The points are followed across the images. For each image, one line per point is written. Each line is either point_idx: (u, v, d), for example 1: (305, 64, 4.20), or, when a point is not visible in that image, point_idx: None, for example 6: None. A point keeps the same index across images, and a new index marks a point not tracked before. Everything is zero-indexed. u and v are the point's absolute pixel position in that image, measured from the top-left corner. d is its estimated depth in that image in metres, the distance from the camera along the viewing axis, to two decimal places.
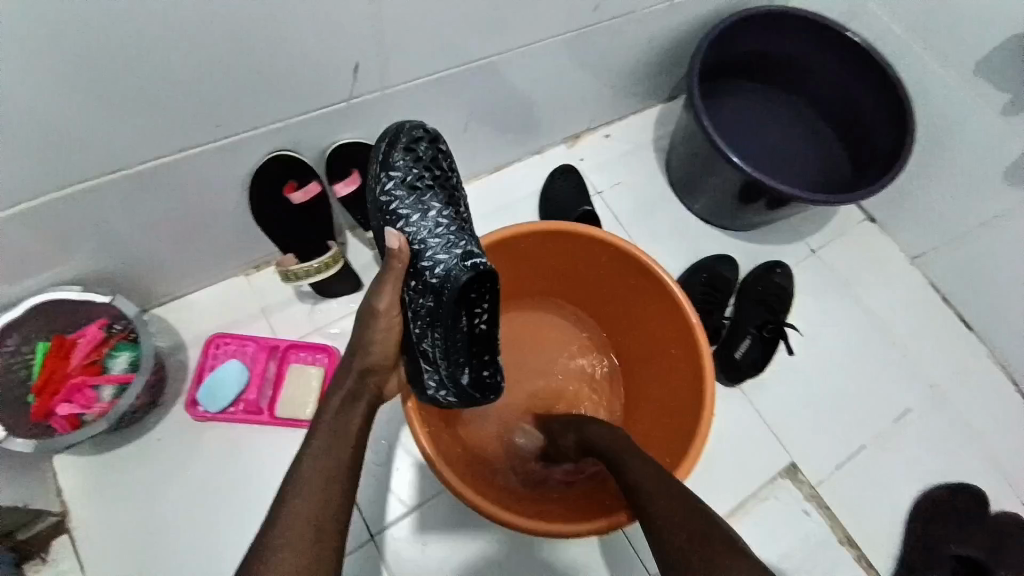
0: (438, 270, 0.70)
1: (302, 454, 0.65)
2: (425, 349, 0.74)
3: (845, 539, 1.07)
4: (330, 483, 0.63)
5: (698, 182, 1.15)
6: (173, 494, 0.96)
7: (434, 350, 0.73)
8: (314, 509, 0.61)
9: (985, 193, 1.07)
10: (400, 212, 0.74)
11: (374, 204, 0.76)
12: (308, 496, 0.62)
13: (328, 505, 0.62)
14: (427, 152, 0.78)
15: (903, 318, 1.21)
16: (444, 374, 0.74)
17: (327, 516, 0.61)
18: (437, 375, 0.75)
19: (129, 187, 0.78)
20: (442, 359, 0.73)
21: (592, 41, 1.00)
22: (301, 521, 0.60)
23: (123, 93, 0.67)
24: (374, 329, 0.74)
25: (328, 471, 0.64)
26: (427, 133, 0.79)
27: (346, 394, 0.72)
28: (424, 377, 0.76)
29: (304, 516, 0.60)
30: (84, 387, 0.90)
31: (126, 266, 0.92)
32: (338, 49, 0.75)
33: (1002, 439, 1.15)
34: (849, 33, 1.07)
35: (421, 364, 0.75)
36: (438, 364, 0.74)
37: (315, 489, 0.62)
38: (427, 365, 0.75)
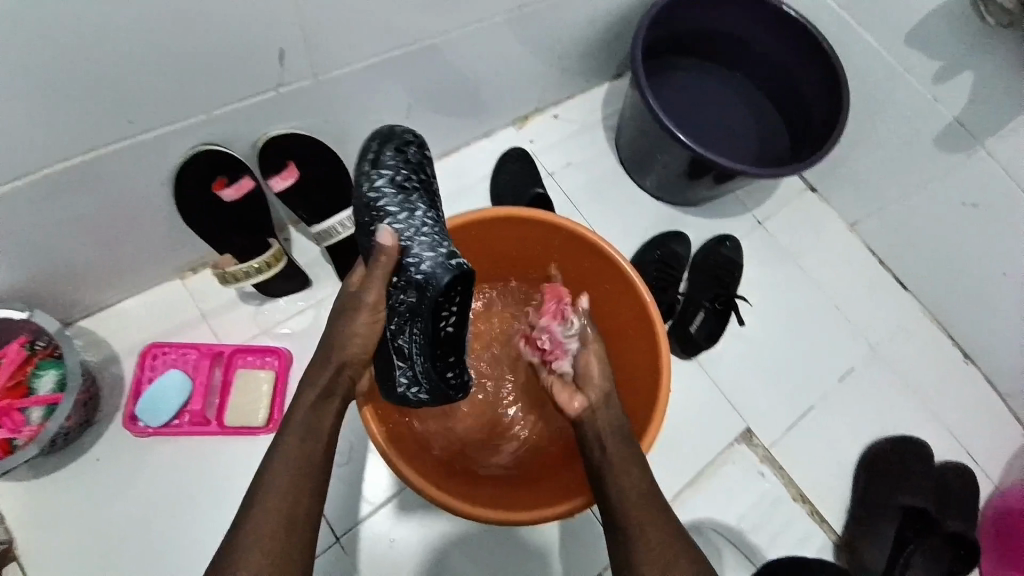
0: (423, 267, 0.65)
1: (272, 451, 0.64)
2: (400, 346, 0.69)
3: (798, 495, 1.11)
4: (300, 486, 0.62)
5: (648, 159, 1.15)
6: (118, 516, 0.90)
7: (412, 346, 0.69)
8: (283, 507, 0.61)
9: (916, 160, 1.11)
10: (389, 208, 0.69)
11: (358, 195, 0.70)
12: (278, 499, 0.61)
13: (299, 504, 0.61)
14: (415, 156, 0.75)
15: (845, 283, 1.26)
16: (417, 371, 0.70)
17: (297, 519, 0.61)
18: (411, 371, 0.70)
19: (42, 191, 0.71)
20: (418, 356, 0.69)
21: (533, 19, 0.97)
22: (269, 525, 0.59)
23: (22, 90, 0.60)
24: (355, 322, 0.69)
25: (298, 473, 0.63)
26: (416, 137, 0.77)
27: (322, 389, 0.68)
28: (396, 373, 0.71)
29: (271, 521, 0.60)
30: (12, 410, 0.82)
31: (43, 279, 0.85)
32: (264, 33, 0.70)
33: (936, 392, 1.21)
34: (784, 7, 1.08)
35: (393, 360, 0.71)
36: (413, 362, 0.70)
37: (283, 491, 0.61)
38: (401, 361, 0.70)
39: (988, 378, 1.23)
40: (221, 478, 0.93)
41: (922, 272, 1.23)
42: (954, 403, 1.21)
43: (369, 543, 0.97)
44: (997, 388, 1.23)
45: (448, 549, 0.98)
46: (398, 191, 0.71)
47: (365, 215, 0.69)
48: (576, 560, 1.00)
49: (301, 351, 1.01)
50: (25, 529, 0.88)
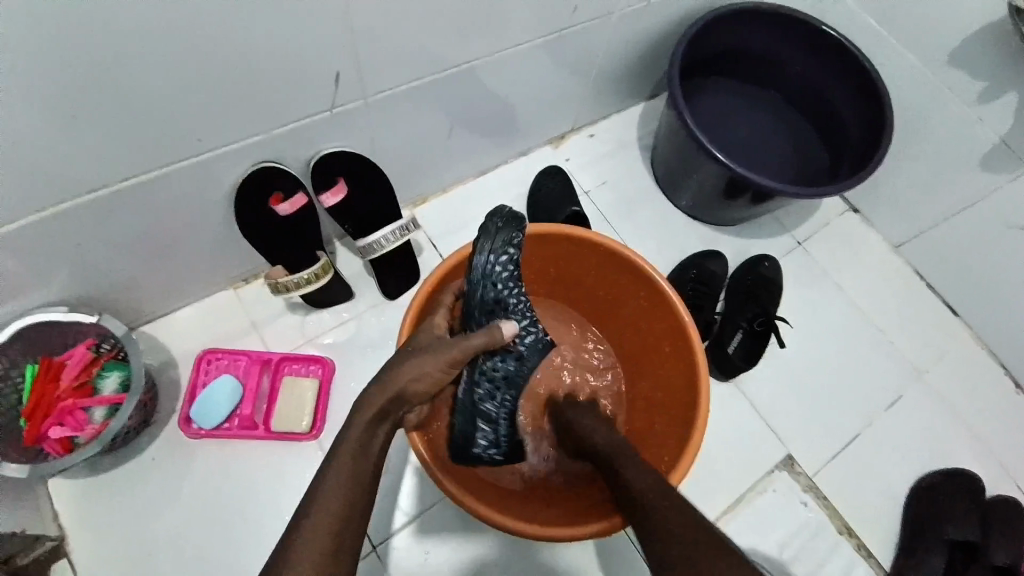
0: (528, 339, 0.83)
1: (326, 463, 0.61)
2: (486, 408, 0.82)
3: (842, 528, 1.08)
4: (352, 498, 0.60)
5: (684, 179, 1.16)
6: (167, 514, 0.94)
7: (500, 413, 0.83)
8: (333, 518, 0.58)
9: (961, 180, 1.09)
10: (507, 293, 0.78)
11: (475, 274, 0.76)
12: (329, 509, 0.58)
13: (350, 512, 0.59)
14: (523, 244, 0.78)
15: (888, 306, 1.23)
16: (498, 434, 0.83)
17: (344, 528, 0.58)
18: (494, 435, 0.83)
19: (115, 204, 0.77)
20: (501, 419, 0.83)
21: (571, 43, 1.01)
22: (318, 531, 0.57)
23: (103, 111, 0.66)
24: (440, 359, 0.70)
25: (350, 488, 0.60)
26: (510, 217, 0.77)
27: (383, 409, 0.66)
28: (477, 436, 0.82)
29: (320, 528, 0.57)
30: (74, 409, 0.89)
31: (111, 287, 0.91)
32: (318, 59, 0.75)
33: (988, 422, 1.17)
34: (821, 28, 1.09)
35: (478, 423, 0.82)
36: (497, 424, 0.83)
37: (336, 499, 0.59)
38: (486, 424, 0.82)
39: None
40: (265, 482, 0.97)
41: (969, 296, 1.20)
42: (1007, 434, 1.16)
43: (404, 553, 0.99)
44: None
45: (481, 564, 1.00)
46: (512, 281, 0.78)
47: (482, 292, 0.77)
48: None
49: (343, 361, 1.05)
50: (85, 523, 0.93)
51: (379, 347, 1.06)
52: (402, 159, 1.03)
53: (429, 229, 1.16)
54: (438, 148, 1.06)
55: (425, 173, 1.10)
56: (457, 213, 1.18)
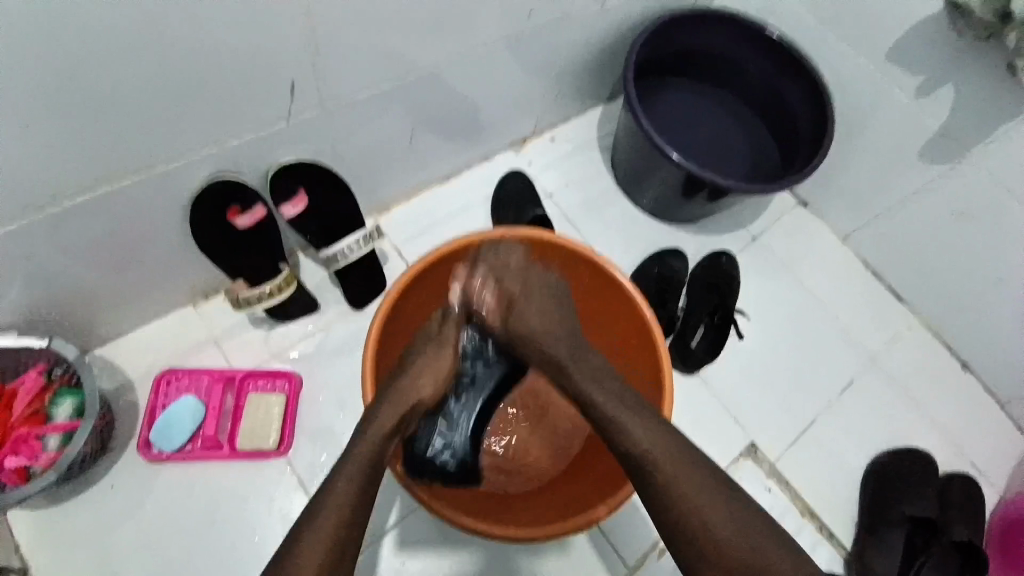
0: (491, 353, 0.93)
1: (334, 474, 0.63)
2: (449, 412, 0.90)
3: (805, 509, 1.12)
4: (357, 508, 0.61)
5: (644, 178, 1.18)
6: (132, 541, 0.90)
7: (461, 417, 0.91)
8: (336, 525, 0.59)
9: (902, 172, 1.15)
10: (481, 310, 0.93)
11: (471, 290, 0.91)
12: (334, 519, 0.59)
13: (359, 512, 0.61)
14: None
15: (841, 295, 1.29)
16: (456, 436, 0.89)
17: (354, 528, 0.60)
18: (449, 438, 0.88)
19: (66, 219, 0.74)
20: (462, 425, 0.90)
21: (529, 47, 1.02)
22: (331, 526, 0.58)
23: (51, 121, 0.63)
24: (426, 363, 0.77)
25: (356, 500, 0.61)
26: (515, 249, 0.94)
27: (388, 420, 0.70)
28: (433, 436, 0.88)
29: (334, 519, 0.59)
30: (29, 437, 0.84)
31: (61, 308, 0.87)
32: (276, 65, 0.73)
33: (935, 401, 1.23)
34: (768, 30, 1.13)
35: (437, 424, 0.88)
36: (455, 429, 0.89)
37: (349, 500, 0.61)
38: (444, 429, 0.89)
39: (986, 384, 1.25)
40: (235, 501, 0.94)
41: (914, 282, 1.26)
42: (955, 411, 1.22)
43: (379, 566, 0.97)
44: (995, 394, 1.24)
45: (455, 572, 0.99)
46: None
47: None
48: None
49: (310, 374, 1.02)
50: (42, 556, 0.88)
51: (347, 358, 1.05)
52: (364, 166, 1.01)
53: (394, 237, 1.15)
54: (400, 154, 1.05)
55: (387, 181, 1.09)
56: (421, 220, 1.17)
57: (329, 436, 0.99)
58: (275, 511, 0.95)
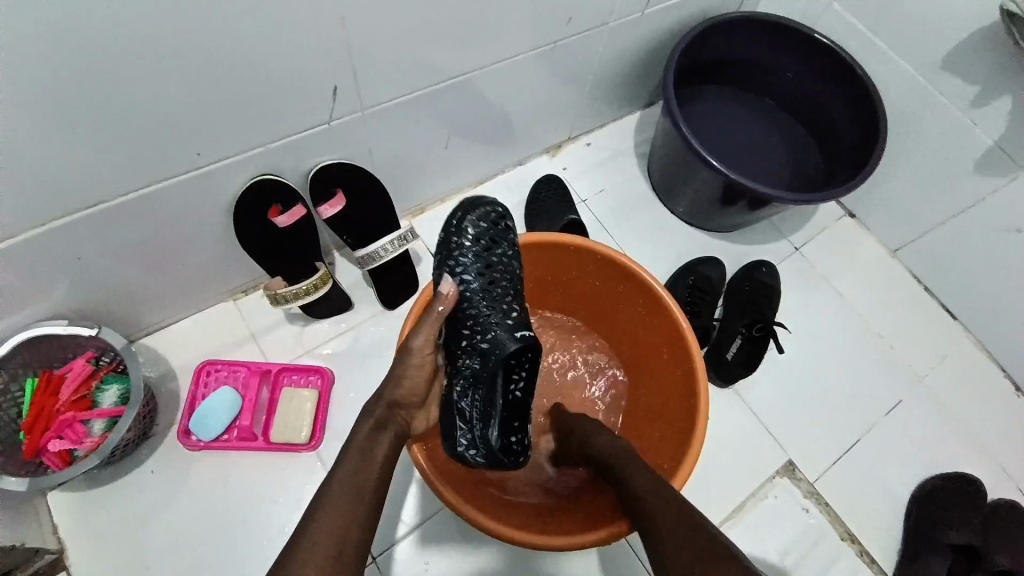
0: (489, 334, 0.78)
1: (331, 477, 0.65)
2: (463, 407, 0.77)
3: (844, 532, 1.08)
4: (354, 505, 0.63)
5: (681, 186, 1.17)
6: (168, 525, 0.94)
7: (473, 410, 0.76)
8: (335, 528, 0.60)
9: (956, 184, 1.10)
10: (464, 276, 0.80)
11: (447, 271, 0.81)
12: (332, 522, 0.60)
13: (359, 497, 0.63)
14: (481, 229, 0.83)
15: (886, 310, 1.24)
16: (478, 433, 0.76)
17: (358, 521, 0.62)
18: (471, 434, 0.76)
19: (115, 217, 0.78)
20: (478, 420, 0.76)
21: (566, 53, 1.02)
22: (332, 522, 0.60)
23: (103, 124, 0.67)
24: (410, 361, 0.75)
25: (349, 499, 0.63)
26: (498, 211, 0.85)
27: (379, 417, 0.71)
28: (456, 435, 0.77)
29: (335, 515, 0.61)
30: (74, 422, 0.89)
31: (110, 300, 0.91)
32: (316, 71, 0.75)
33: (986, 424, 1.17)
34: (816, 36, 1.09)
35: (455, 420, 0.77)
36: (473, 423, 0.76)
37: (349, 494, 0.63)
38: (464, 423, 0.76)
39: None
40: (266, 493, 0.97)
41: (966, 299, 1.20)
42: (1007, 437, 1.16)
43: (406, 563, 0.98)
44: None
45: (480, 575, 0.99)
46: (475, 264, 0.81)
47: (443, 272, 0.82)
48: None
49: (341, 370, 1.05)
50: (86, 536, 0.93)
51: (377, 357, 1.06)
52: (399, 169, 1.03)
53: (426, 239, 1.16)
54: (436, 158, 1.06)
55: (423, 183, 1.11)
56: None
57: None
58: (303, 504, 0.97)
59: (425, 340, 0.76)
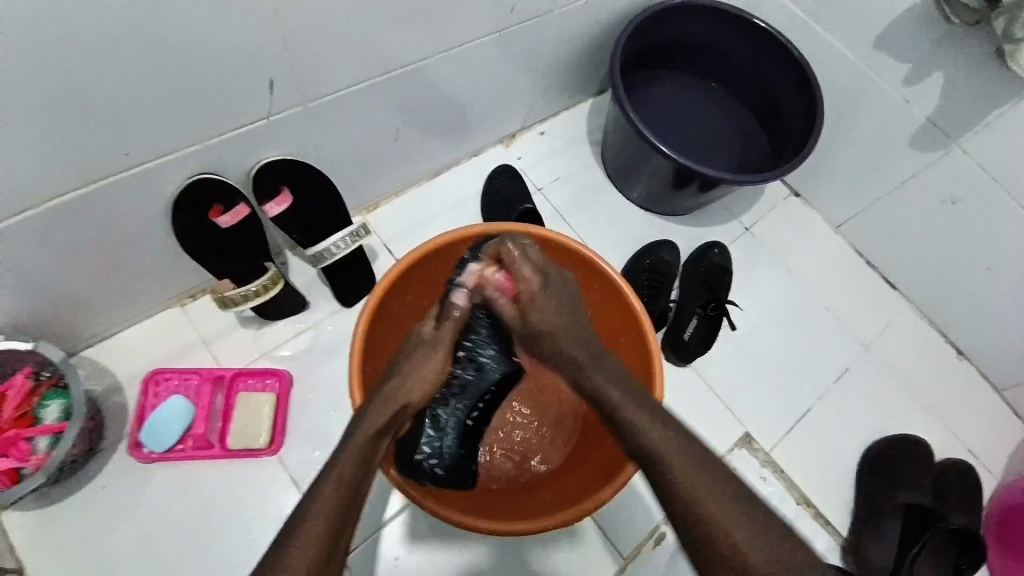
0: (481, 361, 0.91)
1: (326, 469, 0.63)
2: (438, 416, 0.87)
3: (800, 499, 1.12)
4: (348, 506, 0.60)
5: (634, 171, 1.18)
6: (123, 541, 0.91)
7: (449, 422, 0.87)
8: (324, 529, 0.58)
9: (894, 158, 1.14)
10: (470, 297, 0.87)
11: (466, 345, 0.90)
12: (322, 520, 0.58)
13: (349, 511, 0.61)
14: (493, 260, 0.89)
15: (832, 284, 1.28)
16: (442, 445, 0.85)
17: (344, 533, 0.59)
18: (438, 444, 0.85)
19: (47, 224, 0.74)
20: (450, 430, 0.87)
21: (514, 40, 1.01)
22: (318, 528, 0.57)
23: (28, 123, 0.63)
24: (420, 368, 0.77)
25: (344, 496, 0.61)
26: None
27: (378, 421, 0.69)
28: (420, 442, 0.84)
29: (322, 520, 0.58)
30: (18, 440, 0.84)
31: (46, 311, 0.87)
32: (255, 62, 0.73)
33: (929, 388, 1.22)
34: (756, 19, 1.12)
35: (424, 430, 0.85)
36: (443, 434, 0.86)
37: (339, 498, 0.60)
38: (432, 432, 0.85)
39: (982, 371, 1.24)
40: (228, 501, 0.94)
41: (909, 271, 1.25)
42: (952, 401, 1.22)
43: (378, 560, 0.97)
44: (991, 381, 1.24)
45: (456, 564, 0.99)
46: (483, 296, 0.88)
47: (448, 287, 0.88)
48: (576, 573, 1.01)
49: (301, 372, 1.02)
50: (35, 559, 0.88)
51: (338, 356, 1.04)
52: (349, 164, 1.01)
53: (382, 234, 1.14)
54: (387, 151, 1.05)
55: (374, 177, 1.09)
56: (410, 216, 1.17)
57: (319, 434, 0.99)
58: (267, 510, 0.95)
59: (439, 357, 0.79)
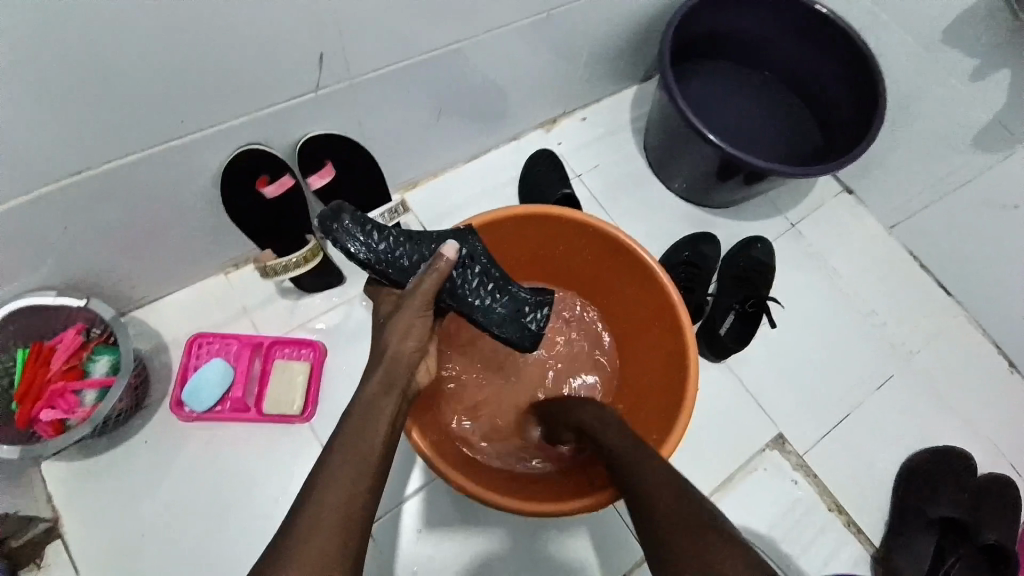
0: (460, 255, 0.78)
1: (333, 440, 0.61)
2: (495, 307, 0.79)
3: (832, 506, 1.09)
4: (358, 471, 0.58)
5: (677, 160, 1.16)
6: (160, 495, 0.95)
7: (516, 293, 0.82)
8: (341, 492, 0.57)
9: (956, 158, 1.08)
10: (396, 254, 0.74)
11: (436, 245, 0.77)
12: (336, 486, 0.57)
13: (362, 470, 0.59)
14: (355, 220, 0.74)
15: (880, 286, 1.24)
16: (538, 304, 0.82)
17: (351, 509, 0.56)
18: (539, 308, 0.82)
19: (100, 188, 0.77)
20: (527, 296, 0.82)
21: (562, 22, 1.00)
22: (334, 492, 0.56)
23: (83, 92, 0.65)
24: (406, 317, 0.69)
25: (355, 465, 0.58)
26: (332, 209, 0.75)
27: (383, 379, 0.66)
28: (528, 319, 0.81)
29: (339, 483, 0.57)
30: (66, 392, 0.89)
31: (99, 271, 0.91)
32: (303, 38, 0.74)
33: (977, 400, 1.17)
34: (816, 7, 1.07)
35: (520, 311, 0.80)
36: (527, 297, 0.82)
37: (343, 478, 0.57)
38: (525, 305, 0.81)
39: None
40: (258, 464, 0.98)
41: (964, 278, 1.19)
42: (1002, 414, 1.17)
43: (400, 532, 1.00)
44: None
45: (474, 540, 1.01)
46: (399, 243, 0.75)
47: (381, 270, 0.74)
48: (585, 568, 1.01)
49: (335, 345, 1.05)
50: (78, 506, 0.94)
51: (369, 332, 1.06)
52: (390, 142, 1.02)
53: (420, 214, 1.15)
54: (427, 131, 1.05)
55: (415, 157, 1.10)
56: (450, 197, 1.17)
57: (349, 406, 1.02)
58: (297, 476, 0.98)
59: (419, 302, 0.70)
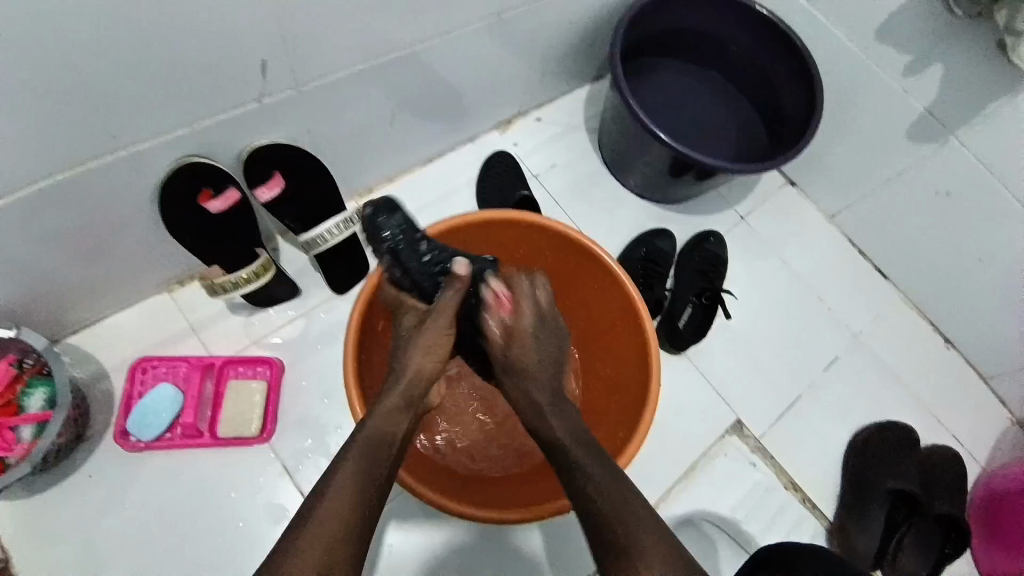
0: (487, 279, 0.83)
1: (344, 448, 0.61)
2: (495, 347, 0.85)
3: (790, 485, 1.13)
4: (370, 486, 0.58)
5: (630, 158, 1.17)
6: (110, 531, 0.89)
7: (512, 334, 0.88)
8: (351, 503, 0.56)
9: (893, 149, 1.13)
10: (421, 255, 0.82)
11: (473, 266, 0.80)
12: (346, 499, 0.56)
13: (373, 487, 0.59)
14: (398, 220, 0.85)
15: (827, 274, 1.28)
16: None
17: (362, 523, 0.56)
18: None
19: (27, 209, 0.71)
20: None
21: (513, 22, 0.98)
22: (343, 501, 0.56)
23: (6, 105, 0.60)
24: (430, 336, 0.74)
25: (366, 475, 0.59)
26: (384, 203, 0.86)
27: (403, 393, 0.69)
28: None
29: (349, 493, 0.57)
30: (2, 429, 0.81)
31: (29, 297, 0.84)
32: (246, 44, 0.70)
33: (919, 378, 1.23)
34: (758, 7, 1.10)
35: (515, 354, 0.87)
36: None
37: (356, 488, 0.57)
38: None
39: (970, 362, 1.26)
40: (217, 490, 0.93)
41: (903, 263, 1.25)
42: (941, 389, 1.23)
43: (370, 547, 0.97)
44: (981, 373, 1.25)
45: (446, 549, 0.99)
46: (425, 250, 0.82)
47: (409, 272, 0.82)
48: (559, 565, 1.00)
49: (292, 360, 1.01)
50: (18, 550, 0.87)
51: (330, 344, 1.03)
52: (341, 148, 0.99)
53: None
54: (380, 136, 1.02)
55: (368, 163, 1.07)
56: (405, 201, 1.14)
57: (311, 424, 0.98)
58: (259, 498, 0.94)
59: (445, 319, 0.75)
